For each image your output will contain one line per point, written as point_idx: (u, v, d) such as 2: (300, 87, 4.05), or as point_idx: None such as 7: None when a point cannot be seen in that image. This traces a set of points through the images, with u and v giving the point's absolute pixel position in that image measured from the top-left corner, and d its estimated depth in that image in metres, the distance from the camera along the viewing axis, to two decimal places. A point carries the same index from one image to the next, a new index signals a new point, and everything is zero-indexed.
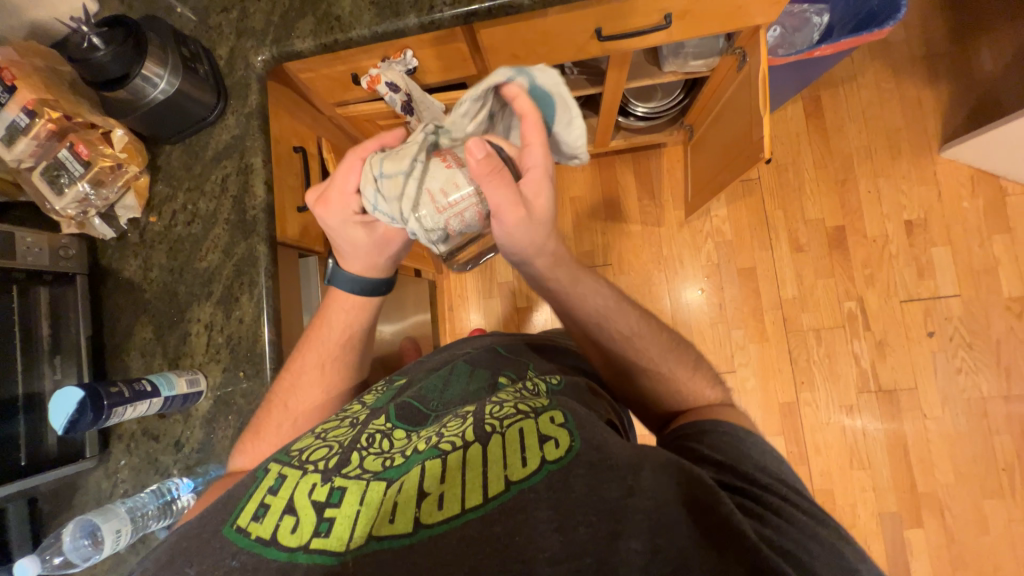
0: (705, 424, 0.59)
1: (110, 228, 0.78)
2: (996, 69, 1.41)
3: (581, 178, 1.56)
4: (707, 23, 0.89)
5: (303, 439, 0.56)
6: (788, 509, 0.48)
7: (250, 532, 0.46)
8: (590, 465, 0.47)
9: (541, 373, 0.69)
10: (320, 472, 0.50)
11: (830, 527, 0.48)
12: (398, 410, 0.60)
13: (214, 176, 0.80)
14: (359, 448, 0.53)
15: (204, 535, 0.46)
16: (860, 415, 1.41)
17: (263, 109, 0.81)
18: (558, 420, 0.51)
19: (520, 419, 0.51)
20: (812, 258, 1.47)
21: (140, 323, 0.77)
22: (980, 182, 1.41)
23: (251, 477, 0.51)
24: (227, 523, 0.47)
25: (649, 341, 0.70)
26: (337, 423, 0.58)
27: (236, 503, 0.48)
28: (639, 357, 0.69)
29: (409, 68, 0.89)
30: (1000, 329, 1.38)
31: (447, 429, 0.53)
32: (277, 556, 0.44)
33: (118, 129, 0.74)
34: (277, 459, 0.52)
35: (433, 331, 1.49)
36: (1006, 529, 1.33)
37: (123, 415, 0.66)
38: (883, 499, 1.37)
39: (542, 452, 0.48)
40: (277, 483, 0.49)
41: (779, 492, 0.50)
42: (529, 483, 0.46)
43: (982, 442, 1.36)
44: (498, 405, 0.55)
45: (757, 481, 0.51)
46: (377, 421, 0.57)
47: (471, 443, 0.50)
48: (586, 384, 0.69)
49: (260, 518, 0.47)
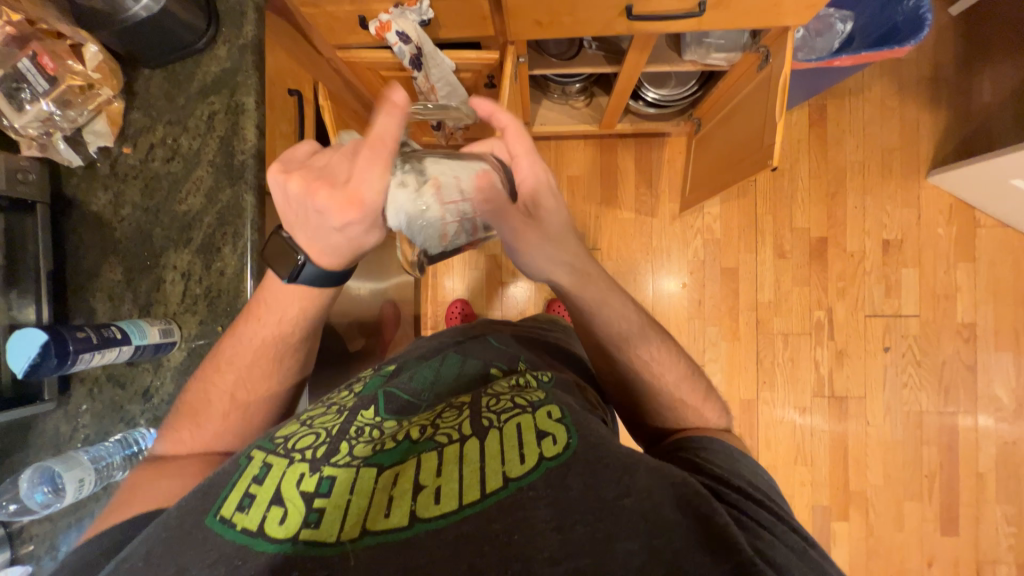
0: (707, 443, 0.63)
1: (76, 154, 0.70)
2: (996, 99, 1.43)
3: (581, 157, 1.53)
4: (739, 17, 0.85)
5: (288, 425, 0.56)
6: (783, 530, 0.51)
7: (234, 524, 0.46)
8: (587, 464, 0.49)
9: (534, 367, 0.69)
10: (308, 462, 0.50)
11: (819, 550, 0.52)
12: (386, 400, 0.58)
13: (199, 112, 0.73)
14: (348, 436, 0.53)
15: (185, 528, 0.46)
16: (811, 416, 1.50)
17: (259, 43, 0.73)
18: (555, 417, 0.54)
19: (518, 415, 0.54)
20: (793, 266, 1.51)
21: (108, 264, 0.71)
22: (956, 211, 1.47)
23: (233, 465, 0.51)
24: (210, 514, 0.47)
25: (668, 368, 0.72)
26: (324, 410, 0.58)
27: (217, 494, 0.48)
28: (611, 335, 0.72)
29: (424, 19, 0.82)
30: (948, 352, 1.48)
31: (442, 420, 0.55)
32: (265, 549, 0.44)
33: (92, 44, 0.66)
34: (262, 447, 0.52)
35: (414, 296, 1.47)
36: (919, 527, 1.48)
37: (90, 362, 0.62)
38: (818, 493, 1.49)
39: (539, 448, 0.50)
40: (262, 472, 0.50)
41: (776, 511, 0.53)
42: (528, 479, 0.48)
43: (912, 450, 1.48)
44: (494, 399, 0.57)
45: (755, 496, 0.55)
46: (365, 412, 0.56)
47: (468, 437, 0.52)
48: (574, 381, 0.70)
49: (245, 509, 0.47)
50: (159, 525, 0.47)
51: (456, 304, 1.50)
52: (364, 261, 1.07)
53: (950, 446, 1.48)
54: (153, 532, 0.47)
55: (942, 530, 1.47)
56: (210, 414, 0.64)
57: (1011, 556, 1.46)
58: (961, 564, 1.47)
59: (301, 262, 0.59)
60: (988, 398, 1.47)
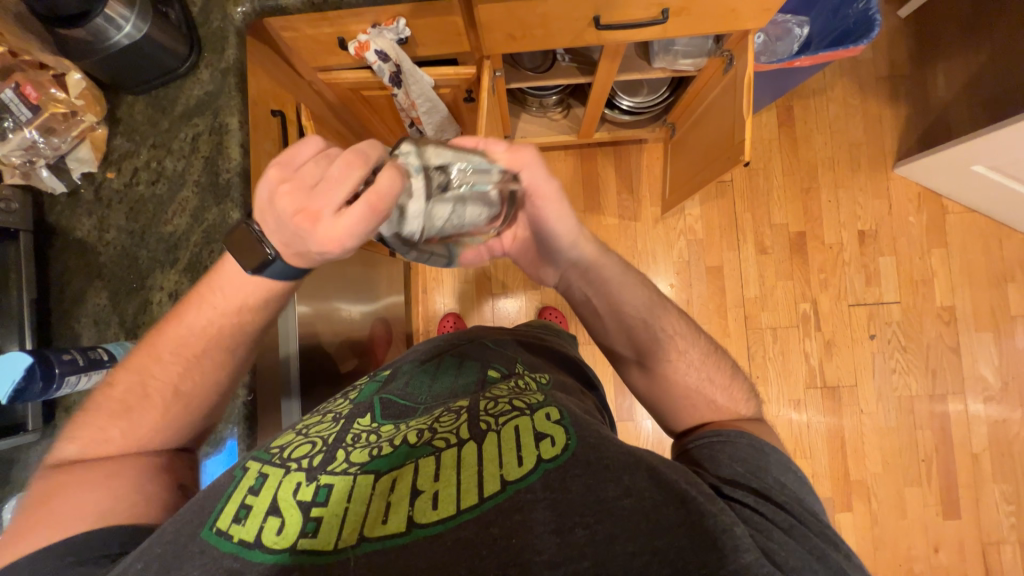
0: (728, 433, 0.61)
1: (60, 181, 0.71)
2: (950, 93, 1.50)
3: (563, 167, 1.57)
4: (701, 24, 0.90)
5: (285, 436, 0.56)
6: (801, 532, 0.50)
7: (232, 536, 0.45)
8: (586, 465, 0.49)
9: (529, 368, 0.70)
10: (305, 471, 0.50)
11: (842, 550, 0.51)
12: (383, 406, 0.59)
13: (183, 134, 0.74)
14: (344, 444, 0.53)
15: (181, 539, 0.46)
16: (806, 409, 1.52)
17: (240, 66, 0.75)
18: (553, 418, 0.54)
19: (516, 417, 0.54)
20: (774, 261, 1.55)
21: (93, 288, 0.71)
22: (925, 200, 1.53)
23: (229, 477, 0.50)
24: (206, 526, 0.46)
25: (690, 343, 0.73)
26: (320, 419, 0.58)
27: (214, 505, 0.48)
28: (644, 309, 0.74)
29: (401, 37, 0.86)
30: (931, 336, 1.51)
31: (440, 424, 0.55)
32: (265, 559, 0.44)
33: (76, 71, 0.68)
34: (257, 458, 0.52)
35: (405, 313, 1.47)
36: (922, 514, 1.48)
37: (75, 385, 0.62)
38: (820, 485, 1.50)
39: (538, 450, 0.50)
40: (258, 483, 0.49)
41: (795, 513, 0.52)
42: (526, 482, 0.48)
43: (907, 436, 1.50)
44: (492, 402, 0.57)
45: (773, 498, 0.53)
46: (362, 419, 0.57)
47: (466, 440, 0.51)
48: (571, 382, 0.71)
49: (241, 520, 0.46)
50: (155, 539, 0.46)
51: (447, 318, 1.50)
52: (349, 281, 1.07)
53: (943, 430, 1.50)
54: (146, 548, 0.46)
55: (944, 515, 1.48)
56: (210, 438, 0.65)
57: (1014, 536, 1.47)
58: (967, 548, 1.47)
59: (271, 258, 0.53)
60: (974, 379, 1.50)
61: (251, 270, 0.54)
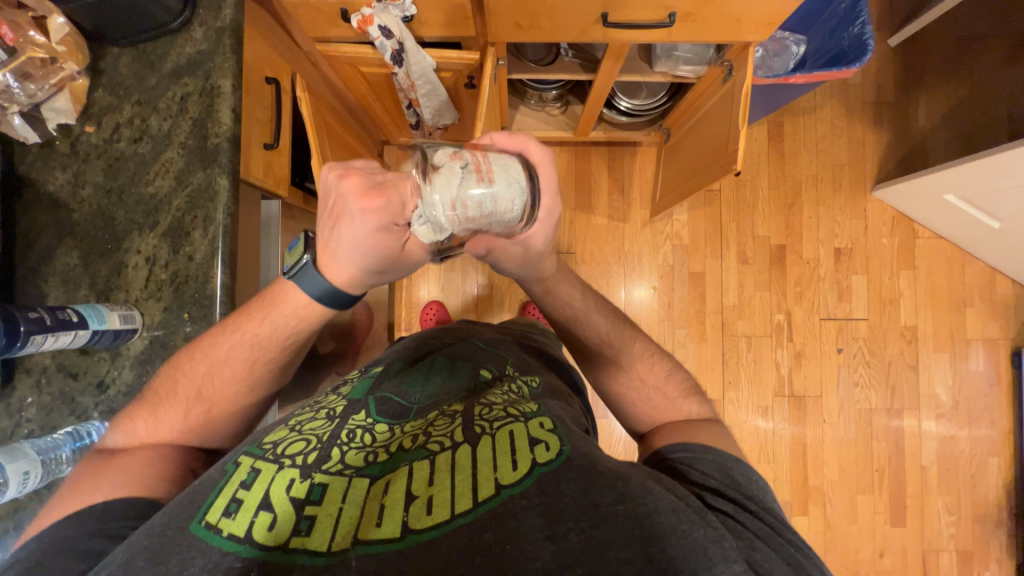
0: (694, 449, 0.62)
1: (34, 131, 0.67)
2: (930, 122, 1.57)
3: (556, 162, 1.58)
4: (705, 31, 0.91)
5: (277, 431, 0.55)
6: (778, 542, 0.52)
7: (222, 530, 0.45)
8: (581, 471, 0.50)
9: (520, 371, 0.71)
10: (299, 468, 0.50)
11: (813, 562, 0.52)
12: (377, 404, 0.60)
13: (171, 93, 0.71)
14: (339, 441, 0.53)
15: (169, 535, 0.46)
16: (772, 417, 1.58)
17: (237, 27, 0.72)
18: (547, 426, 0.55)
19: (510, 422, 0.54)
20: (754, 271, 1.59)
21: (63, 247, 0.68)
22: (898, 223, 1.59)
23: (221, 471, 0.50)
24: (196, 520, 0.46)
25: (619, 348, 0.75)
26: (313, 414, 0.58)
27: (204, 499, 0.48)
28: (567, 314, 0.77)
29: (406, 15, 0.85)
30: (893, 353, 1.59)
31: (435, 427, 0.55)
32: (255, 555, 0.44)
33: (58, 15, 0.65)
34: (249, 454, 0.52)
35: (388, 298, 1.45)
36: (872, 520, 1.56)
37: (41, 345, 0.59)
38: (780, 489, 1.56)
39: (532, 455, 0.51)
40: (250, 478, 0.49)
41: (770, 523, 0.54)
42: (519, 487, 0.48)
43: (864, 446, 1.57)
44: (487, 407, 0.57)
45: (747, 507, 0.55)
46: (356, 416, 0.57)
47: (461, 444, 0.52)
48: (559, 386, 0.72)
49: (232, 514, 0.46)
50: (142, 532, 0.47)
51: (430, 306, 1.49)
52: None
53: (897, 443, 1.58)
54: (135, 540, 0.46)
55: (892, 523, 1.56)
56: (191, 416, 0.62)
57: (952, 544, 1.56)
58: (910, 555, 1.55)
59: (305, 258, 0.59)
60: (929, 397, 1.58)
61: (287, 272, 0.61)
